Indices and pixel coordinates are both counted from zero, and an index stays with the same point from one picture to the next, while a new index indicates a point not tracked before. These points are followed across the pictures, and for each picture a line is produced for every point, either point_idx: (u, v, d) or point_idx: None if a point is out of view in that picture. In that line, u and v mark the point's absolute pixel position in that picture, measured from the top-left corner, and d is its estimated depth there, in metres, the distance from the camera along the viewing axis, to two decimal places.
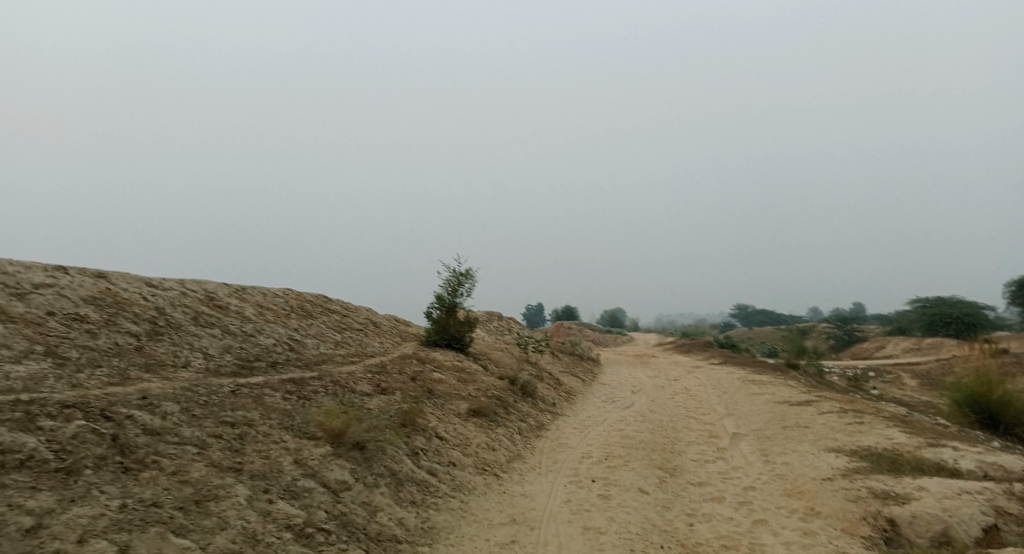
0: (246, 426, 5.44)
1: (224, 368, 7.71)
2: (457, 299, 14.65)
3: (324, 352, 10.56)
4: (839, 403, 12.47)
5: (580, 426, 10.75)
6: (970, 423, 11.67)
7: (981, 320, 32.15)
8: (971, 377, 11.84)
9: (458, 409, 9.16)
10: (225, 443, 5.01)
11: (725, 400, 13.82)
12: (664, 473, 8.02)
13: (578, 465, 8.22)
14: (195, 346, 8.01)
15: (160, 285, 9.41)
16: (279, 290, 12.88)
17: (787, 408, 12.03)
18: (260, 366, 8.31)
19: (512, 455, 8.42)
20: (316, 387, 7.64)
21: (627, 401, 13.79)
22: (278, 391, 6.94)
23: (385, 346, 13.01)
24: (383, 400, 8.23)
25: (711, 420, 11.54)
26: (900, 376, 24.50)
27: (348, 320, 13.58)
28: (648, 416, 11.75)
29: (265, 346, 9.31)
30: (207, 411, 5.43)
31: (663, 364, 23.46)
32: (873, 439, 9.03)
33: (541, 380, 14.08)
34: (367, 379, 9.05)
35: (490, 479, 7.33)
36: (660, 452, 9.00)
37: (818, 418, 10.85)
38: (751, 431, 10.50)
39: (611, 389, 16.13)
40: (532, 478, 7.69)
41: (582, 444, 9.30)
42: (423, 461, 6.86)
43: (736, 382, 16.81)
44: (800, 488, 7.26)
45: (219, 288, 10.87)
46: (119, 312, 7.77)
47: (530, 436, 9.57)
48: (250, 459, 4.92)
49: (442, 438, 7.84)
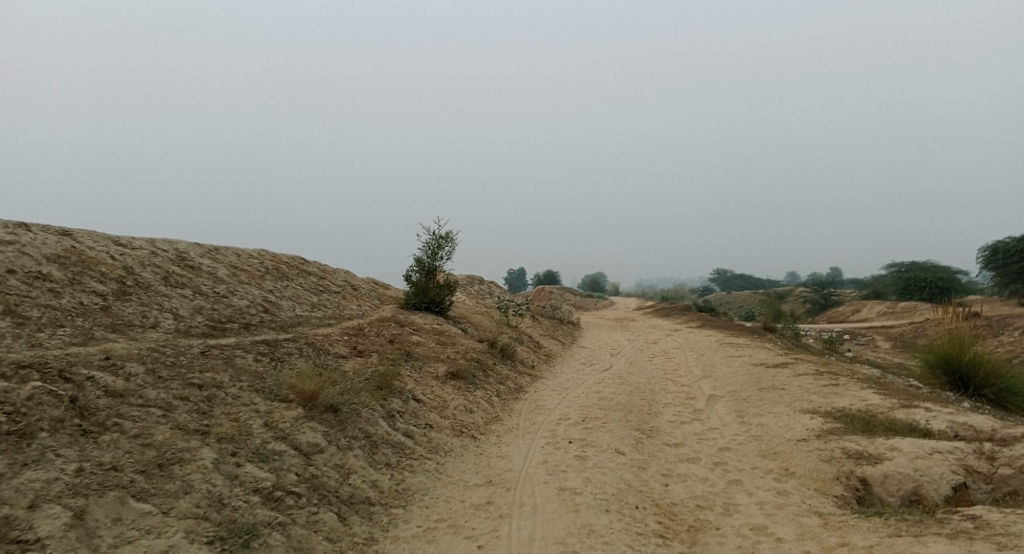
0: (215, 388, 5.28)
1: (195, 330, 7.50)
2: (437, 261, 14.46)
3: (300, 315, 10.36)
4: (814, 366, 12.67)
5: (559, 389, 10.78)
6: (941, 385, 11.91)
7: (953, 285, 32.85)
8: (943, 340, 12.08)
9: (437, 372, 9.10)
10: (192, 405, 4.86)
11: (703, 363, 13.98)
12: (641, 434, 8.08)
13: (556, 427, 8.24)
14: (165, 306, 7.77)
15: (128, 244, 9.07)
16: (254, 251, 12.56)
17: (764, 371, 12.19)
18: (233, 327, 8.12)
19: (490, 417, 8.41)
20: (290, 349, 7.49)
21: (606, 364, 13.88)
22: (251, 353, 6.78)
23: (364, 308, 12.84)
24: (359, 363, 8.12)
25: (689, 383, 11.66)
26: (873, 339, 25.04)
27: (325, 282, 13.34)
28: (626, 379, 11.84)
29: (239, 308, 9.09)
30: (174, 373, 5.25)
31: (643, 328, 23.66)
32: (847, 401, 9.18)
33: (521, 343, 14.07)
34: (344, 341, 8.92)
35: (467, 441, 7.32)
36: (638, 414, 9.07)
37: (794, 380, 11.01)
38: (727, 393, 10.63)
39: (590, 352, 16.23)
40: (510, 440, 7.70)
41: (560, 407, 9.33)
42: (399, 423, 6.81)
43: (714, 345, 17.02)
44: (774, 449, 7.37)
45: (191, 247, 10.54)
46: (84, 270, 7.47)
47: (509, 399, 9.58)
48: (218, 422, 4.79)
49: (420, 400, 7.78)
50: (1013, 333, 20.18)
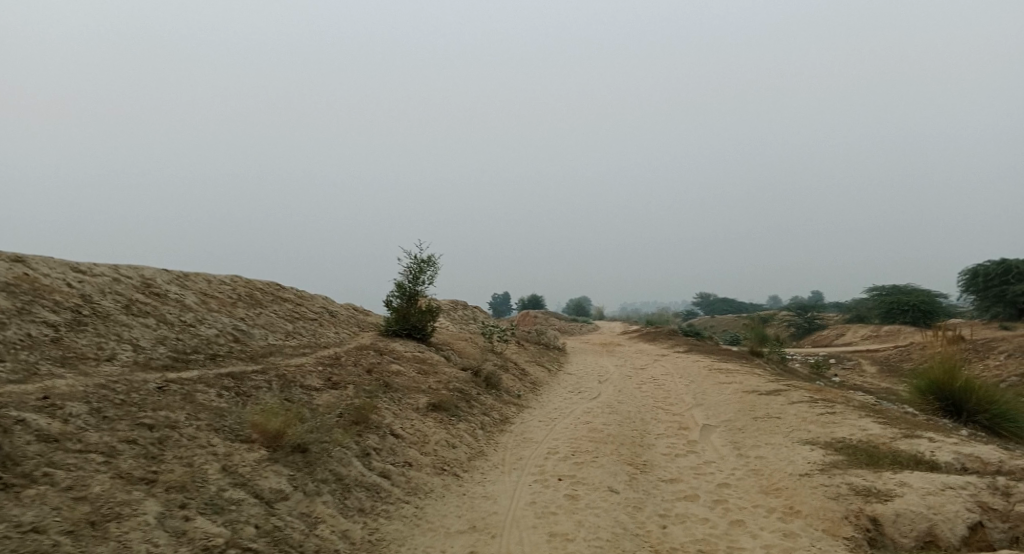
0: (168, 429, 4.76)
1: (156, 362, 6.96)
2: (418, 286, 14.01)
3: (273, 344, 9.82)
4: (806, 393, 12.36)
5: (546, 419, 10.32)
6: (933, 410, 11.65)
7: (933, 309, 33.09)
8: (935, 364, 11.80)
9: (418, 404, 8.60)
10: (140, 449, 4.33)
11: (693, 390, 13.60)
12: (634, 469, 7.64)
13: (544, 462, 7.77)
14: (123, 337, 7.21)
15: (89, 271, 8.52)
16: (226, 277, 12.01)
17: (756, 398, 11.85)
18: (198, 359, 7.57)
19: (474, 452, 7.92)
20: (259, 383, 6.97)
21: (594, 392, 13.43)
22: (214, 388, 6.25)
23: (342, 336, 12.31)
24: (334, 396, 7.62)
25: (681, 411, 11.26)
26: (858, 364, 24.90)
27: (302, 309, 12.80)
28: (616, 408, 11.42)
29: (206, 338, 8.54)
30: (123, 412, 4.71)
31: (628, 353, 23.30)
32: (845, 431, 8.85)
33: (506, 371, 13.59)
34: (318, 372, 8.39)
35: (449, 480, 6.82)
36: (630, 446, 8.63)
37: (788, 408, 10.66)
38: (721, 423, 10.23)
39: (577, 379, 15.80)
40: (495, 478, 7.21)
41: (548, 439, 8.86)
42: (375, 462, 6.32)
43: (703, 371, 16.66)
44: (776, 484, 6.97)
45: (157, 274, 9.99)
46: (35, 299, 6.91)
47: (494, 431, 9.09)
48: (169, 468, 4.27)
49: (398, 436, 7.28)
50: (996, 357, 20.16)
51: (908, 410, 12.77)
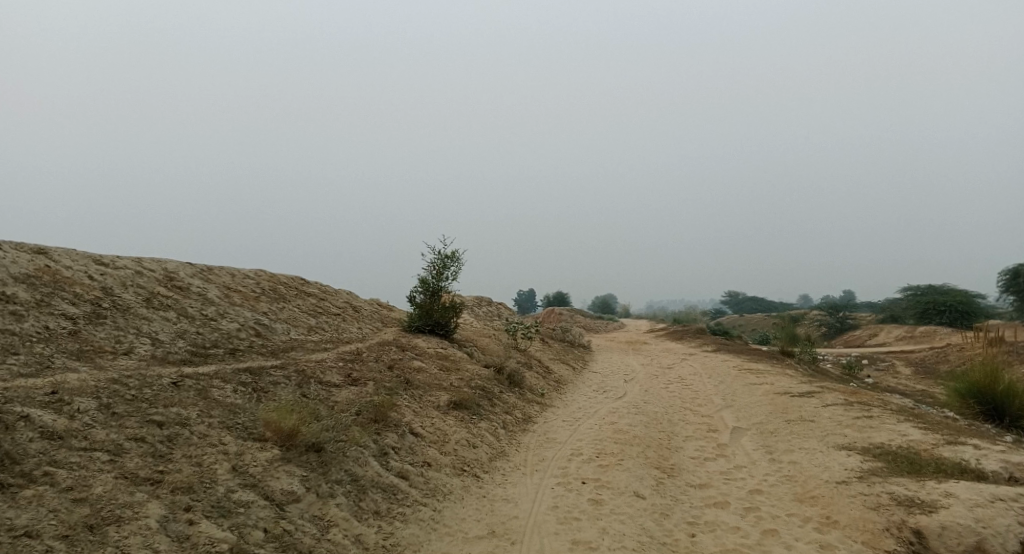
0: (178, 426, 4.62)
1: (174, 356, 6.87)
2: (441, 281, 13.84)
3: (294, 338, 9.72)
4: (841, 395, 11.84)
5: (570, 418, 10.04)
6: (973, 415, 11.03)
7: (974, 309, 31.80)
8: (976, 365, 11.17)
9: (438, 402, 8.41)
10: (148, 447, 4.20)
11: (723, 390, 13.16)
12: (661, 473, 7.31)
13: (567, 464, 7.49)
14: (142, 331, 7.16)
15: (112, 263, 8.52)
16: (250, 271, 12.00)
17: (789, 400, 11.38)
18: (217, 354, 7.49)
19: (495, 453, 7.68)
20: (276, 379, 6.85)
21: (619, 391, 13.08)
22: (230, 384, 6.13)
23: (364, 331, 12.20)
24: (353, 392, 7.47)
25: (710, 413, 10.86)
26: (893, 365, 24.02)
27: (325, 303, 12.73)
28: (642, 408, 11.07)
29: (227, 332, 8.47)
30: (133, 408, 4.59)
31: (655, 351, 22.84)
32: (885, 436, 8.38)
33: (530, 369, 13.33)
34: (337, 368, 8.25)
35: (469, 482, 6.60)
36: (657, 449, 8.30)
37: (823, 411, 10.19)
38: (753, 425, 9.82)
39: (603, 377, 15.45)
40: (516, 479, 6.96)
41: (572, 440, 8.58)
42: (393, 462, 6.13)
43: (733, 371, 16.15)
44: (812, 492, 6.58)
45: (180, 267, 9.98)
46: (56, 292, 6.89)
47: (516, 430, 8.85)
48: (177, 468, 4.13)
49: (417, 434, 7.09)
50: None
51: (948, 414, 12.14)
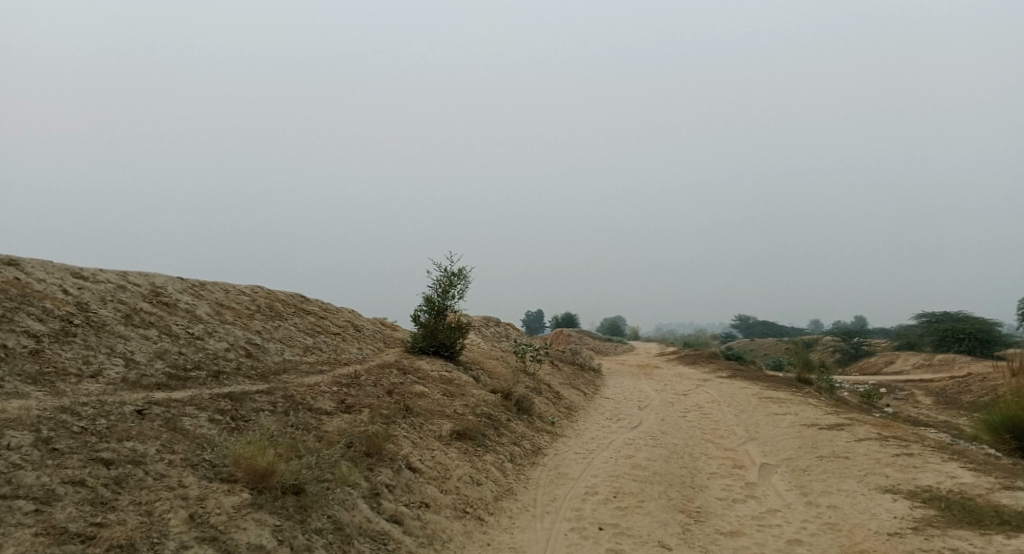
0: (130, 466, 3.94)
1: (148, 380, 6.22)
2: (447, 300, 13.16)
3: (288, 360, 9.05)
4: (873, 427, 10.96)
5: (583, 451, 9.25)
6: (1010, 451, 10.12)
7: (994, 337, 30.67)
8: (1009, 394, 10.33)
9: (439, 432, 7.69)
10: (87, 493, 3.53)
11: (744, 421, 12.29)
12: (687, 518, 6.51)
13: (581, 505, 6.71)
14: (116, 351, 6.52)
15: (93, 277, 7.93)
16: (246, 288, 11.40)
17: (817, 433, 10.52)
18: (198, 377, 6.84)
19: (502, 491, 6.93)
20: (260, 406, 6.18)
21: (634, 420, 12.24)
22: (204, 412, 5.45)
23: (364, 353, 11.52)
24: (346, 421, 6.78)
25: (733, 446, 10.02)
26: (913, 394, 22.97)
27: (324, 322, 12.08)
28: (660, 439, 10.26)
29: (213, 352, 7.82)
30: (79, 442, 3.92)
31: (668, 376, 21.97)
32: (932, 478, 7.52)
33: (538, 394, 12.56)
34: (331, 393, 7.56)
35: (471, 527, 5.84)
36: (679, 488, 7.50)
37: (858, 446, 9.33)
38: (782, 461, 8.98)
39: (615, 404, 14.62)
40: (525, 523, 6.20)
41: (586, 476, 7.79)
42: (386, 503, 5.42)
43: (753, 400, 15.24)
44: (860, 544, 5.77)
45: (169, 282, 9.39)
46: (22, 306, 6.29)
47: (524, 464, 8.08)
48: (120, 519, 3.44)
49: (415, 469, 6.36)
50: None
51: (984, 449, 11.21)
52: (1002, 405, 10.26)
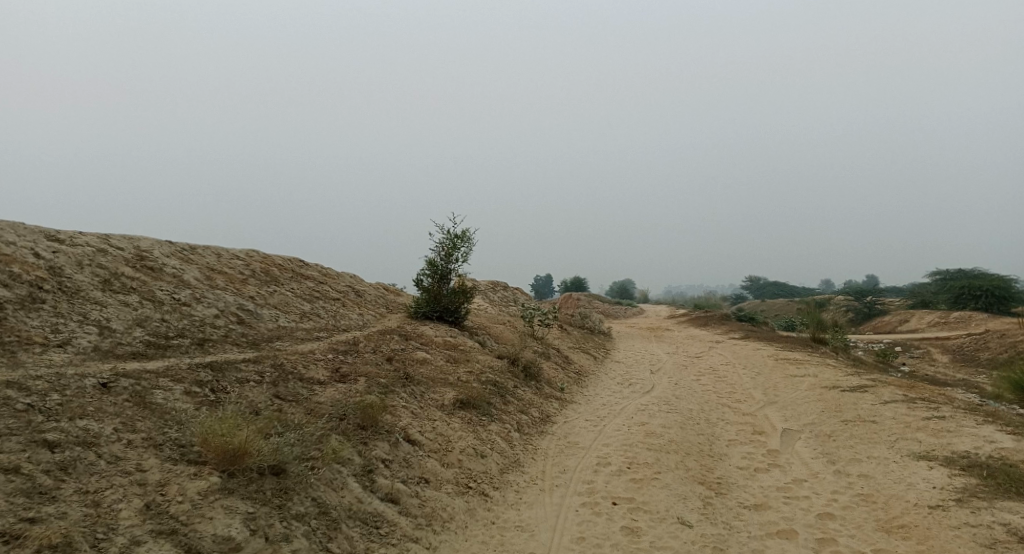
0: (80, 448, 3.48)
1: (123, 349, 5.75)
2: (451, 263, 12.60)
3: (283, 327, 8.57)
4: (898, 389, 10.40)
5: (594, 418, 8.79)
6: None
7: (1012, 294, 29.84)
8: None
9: (442, 401, 7.22)
10: (23, 482, 3.06)
11: (762, 384, 11.78)
12: (707, 491, 6.04)
13: (593, 478, 6.24)
14: (89, 318, 6.04)
15: (69, 240, 7.40)
16: (240, 252, 10.87)
17: (840, 396, 9.98)
18: (181, 346, 6.37)
19: (508, 463, 6.48)
20: (245, 377, 5.70)
21: (647, 385, 11.76)
22: (180, 385, 4.98)
23: (366, 318, 11.03)
24: (340, 392, 6.31)
25: (752, 411, 9.53)
26: (929, 352, 22.37)
27: (324, 287, 11.57)
28: (675, 405, 9.77)
29: (200, 319, 7.33)
30: (20, 422, 3.45)
31: (679, 339, 21.47)
32: (969, 444, 6.97)
33: (547, 359, 12.08)
34: (325, 361, 7.07)
35: (475, 504, 5.40)
36: (697, 457, 7.02)
37: (884, 410, 8.79)
38: (805, 427, 8.47)
39: (627, 368, 14.15)
40: (532, 498, 5.75)
41: (598, 446, 7.33)
42: (381, 481, 4.96)
43: (769, 362, 14.70)
44: (899, 519, 5.28)
45: (156, 246, 8.87)
46: None
47: (532, 434, 7.63)
48: (60, 512, 2.99)
49: (414, 442, 5.91)
50: None
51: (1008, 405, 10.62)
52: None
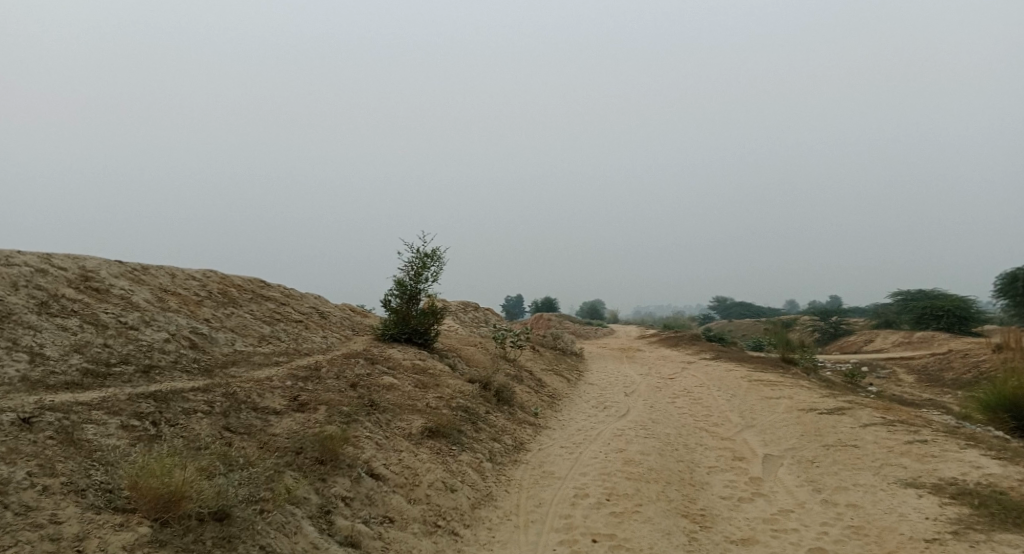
0: None
1: (57, 379, 5.22)
2: (420, 283, 12.19)
3: (239, 351, 8.04)
4: (875, 411, 10.30)
5: (569, 445, 8.43)
6: (1003, 426, 9.40)
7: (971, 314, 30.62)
8: (1005, 371, 9.69)
9: (409, 429, 6.79)
10: None
11: (738, 407, 11.60)
12: (692, 524, 5.73)
13: (570, 512, 5.88)
14: (19, 344, 5.48)
15: (4, 259, 6.81)
16: (196, 272, 10.30)
17: (818, 419, 9.84)
18: (125, 374, 5.84)
19: (479, 497, 6.07)
20: (193, 407, 5.21)
21: (622, 408, 11.48)
22: (115, 418, 4.47)
23: (330, 342, 10.53)
24: (298, 422, 5.84)
25: (730, 435, 9.30)
26: (895, 373, 22.64)
27: (286, 309, 11.03)
28: (652, 429, 9.49)
29: (148, 344, 6.79)
30: None
31: (651, 360, 21.32)
32: (955, 470, 6.83)
33: (519, 383, 11.70)
34: (283, 389, 6.58)
35: (444, 545, 4.98)
36: (680, 487, 6.72)
37: (865, 433, 8.65)
38: (786, 452, 8.26)
39: (601, 390, 13.85)
40: (507, 537, 5.36)
41: (574, 476, 6.97)
42: (340, 522, 4.52)
43: (743, 383, 14.58)
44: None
45: (103, 265, 8.29)
46: None
47: (506, 463, 7.24)
48: None
49: (377, 476, 5.47)
50: None
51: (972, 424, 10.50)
52: (999, 383, 9.59)
